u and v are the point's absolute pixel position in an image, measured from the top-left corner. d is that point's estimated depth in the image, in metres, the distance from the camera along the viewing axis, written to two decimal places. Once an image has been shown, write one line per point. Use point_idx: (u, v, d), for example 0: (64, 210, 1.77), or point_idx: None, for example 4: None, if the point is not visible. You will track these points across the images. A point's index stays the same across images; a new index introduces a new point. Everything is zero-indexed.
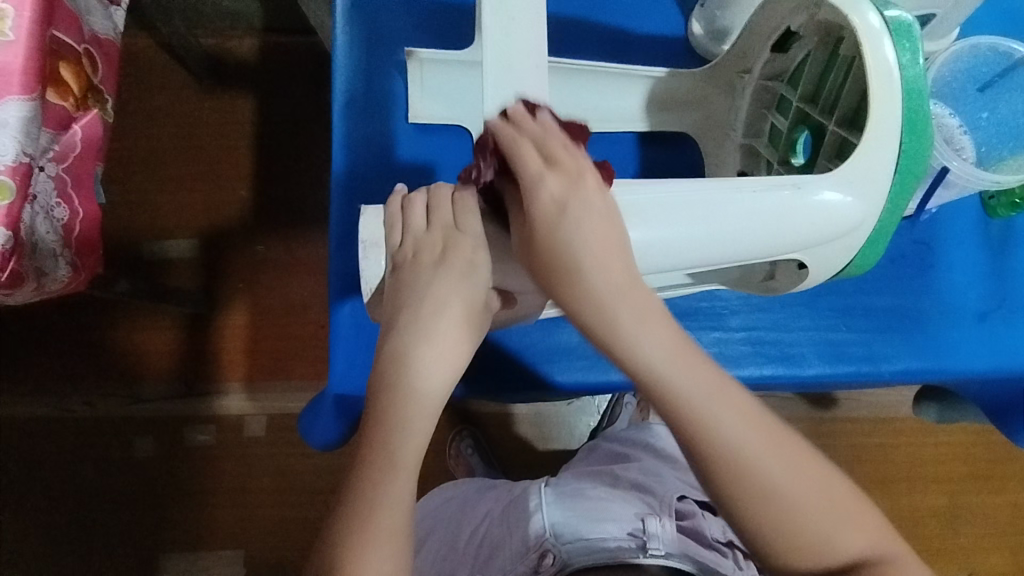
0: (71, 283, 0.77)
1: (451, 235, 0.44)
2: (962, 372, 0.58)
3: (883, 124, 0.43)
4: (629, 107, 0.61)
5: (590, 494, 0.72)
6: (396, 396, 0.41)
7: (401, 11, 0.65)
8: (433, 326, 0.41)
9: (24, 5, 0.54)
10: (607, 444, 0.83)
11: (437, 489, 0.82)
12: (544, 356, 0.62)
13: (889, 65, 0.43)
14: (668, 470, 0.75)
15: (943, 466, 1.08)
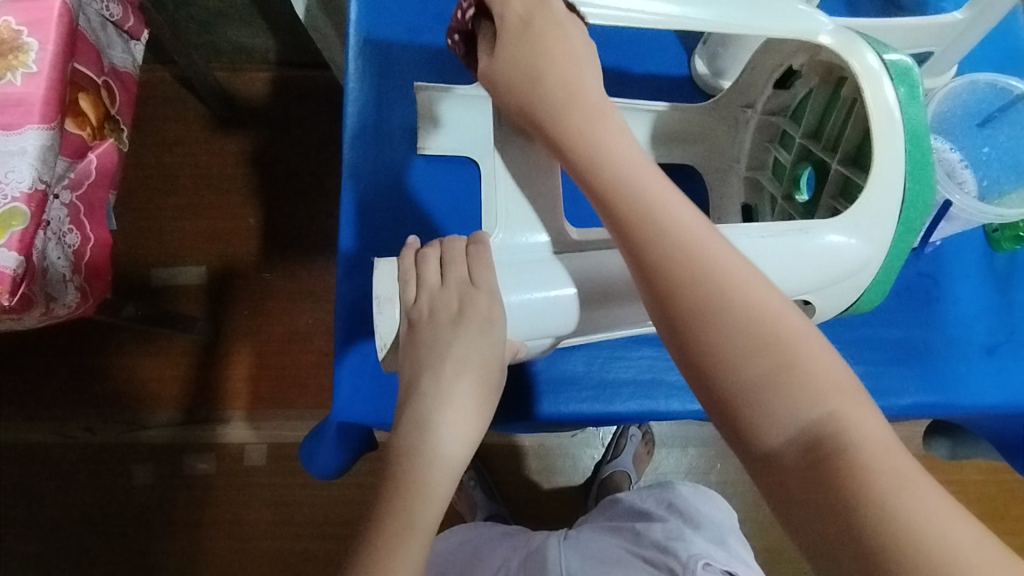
0: (80, 308, 0.78)
1: (466, 292, 0.45)
2: (973, 407, 0.57)
3: (887, 166, 0.42)
4: (635, 141, 0.60)
5: (606, 559, 0.69)
6: (418, 460, 0.42)
7: (410, 49, 0.66)
8: (457, 391, 0.43)
9: (48, 39, 0.56)
10: (628, 500, 0.79)
11: (451, 530, 0.80)
12: (547, 385, 0.60)
13: (890, 106, 0.43)
14: (694, 534, 0.69)
15: (955, 504, 1.05)
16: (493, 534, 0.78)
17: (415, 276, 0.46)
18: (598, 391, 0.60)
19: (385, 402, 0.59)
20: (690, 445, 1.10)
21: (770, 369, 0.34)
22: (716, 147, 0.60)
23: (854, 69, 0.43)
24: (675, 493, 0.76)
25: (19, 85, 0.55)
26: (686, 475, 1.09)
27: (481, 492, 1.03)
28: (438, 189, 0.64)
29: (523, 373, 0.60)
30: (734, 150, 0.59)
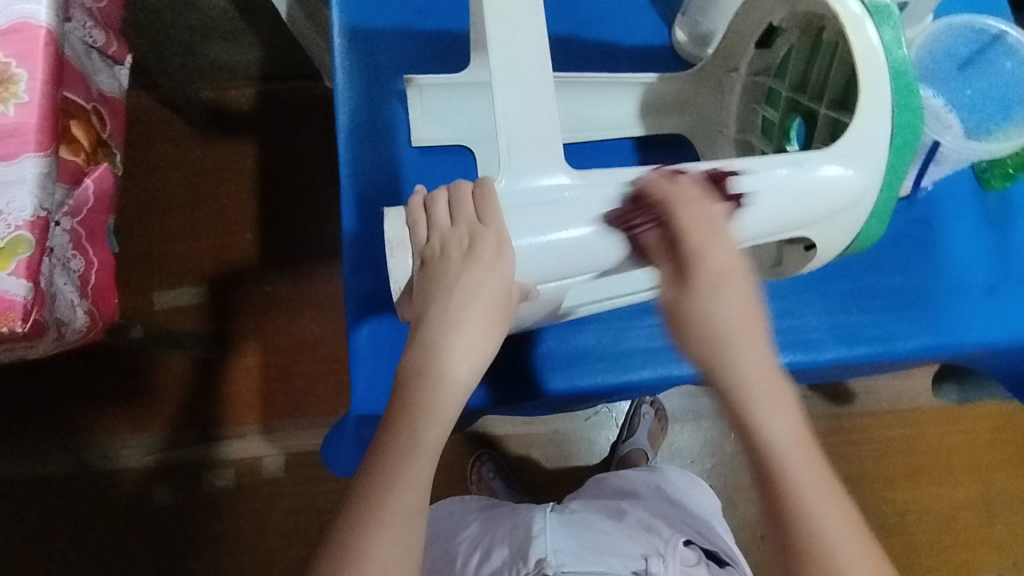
0: (90, 332, 0.79)
1: (475, 230, 0.42)
2: (978, 345, 0.58)
3: (874, 104, 0.43)
4: (622, 115, 0.62)
5: (596, 527, 0.70)
6: (425, 382, 0.40)
7: (395, 44, 0.67)
8: (467, 315, 0.41)
9: (36, 68, 0.56)
10: (615, 479, 0.84)
11: (440, 503, 0.82)
12: (562, 362, 0.61)
13: (872, 44, 0.43)
14: (674, 513, 0.74)
15: (969, 453, 1.07)
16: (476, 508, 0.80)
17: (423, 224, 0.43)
18: (605, 362, 0.61)
19: None
20: (704, 418, 1.12)
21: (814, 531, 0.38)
22: (703, 115, 0.61)
23: (837, 13, 0.44)
24: (660, 476, 0.82)
25: (13, 116, 0.55)
26: (702, 447, 1.11)
27: (500, 482, 1.03)
28: (435, 177, 0.64)
29: (529, 349, 0.61)
30: (721, 115, 0.60)
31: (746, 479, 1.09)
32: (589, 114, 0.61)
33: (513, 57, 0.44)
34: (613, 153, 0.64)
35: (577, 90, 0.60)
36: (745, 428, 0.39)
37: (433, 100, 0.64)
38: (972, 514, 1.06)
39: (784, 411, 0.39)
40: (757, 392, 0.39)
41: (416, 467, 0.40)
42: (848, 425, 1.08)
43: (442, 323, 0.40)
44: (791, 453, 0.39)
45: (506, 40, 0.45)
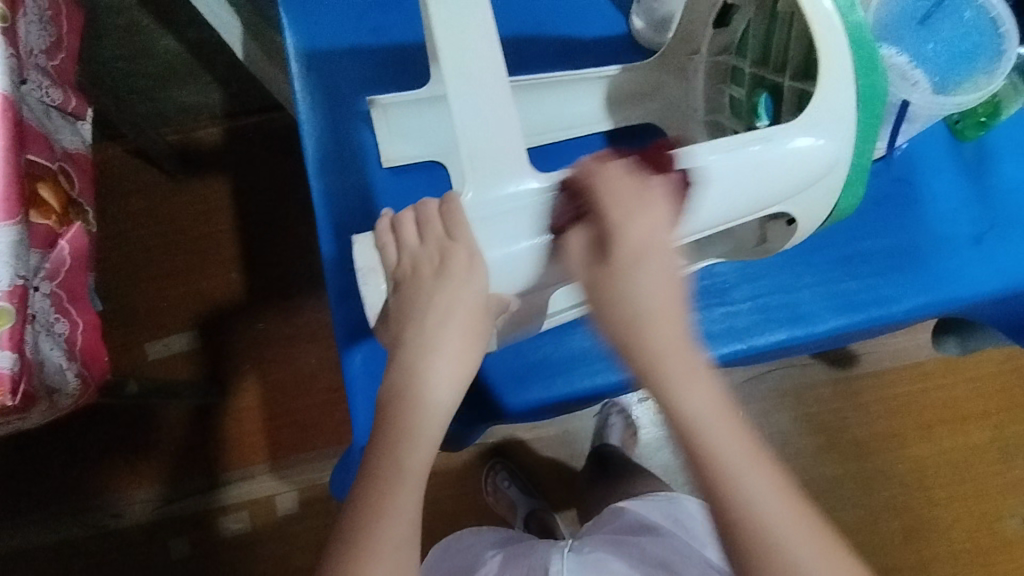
0: (83, 394, 0.78)
1: (446, 246, 0.42)
2: (971, 297, 0.58)
3: (835, 69, 0.42)
4: (589, 110, 0.62)
5: (612, 571, 0.68)
6: (406, 404, 0.40)
7: (354, 67, 0.66)
8: (446, 328, 0.40)
9: None
10: (630, 512, 0.80)
11: (459, 534, 0.83)
12: (560, 365, 0.60)
13: (828, 11, 0.42)
14: (694, 552, 0.71)
15: (979, 400, 1.07)
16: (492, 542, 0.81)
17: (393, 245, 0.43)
18: (606, 361, 0.60)
19: None
20: None
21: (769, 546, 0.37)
22: (670, 101, 0.60)
23: None
24: (679, 506, 0.80)
25: None
26: None
27: (517, 490, 1.03)
28: (411, 196, 0.64)
29: (529, 356, 0.60)
30: (689, 99, 0.59)
31: None
32: (556, 114, 0.61)
33: (467, 65, 0.43)
34: (585, 150, 0.64)
35: (542, 91, 0.60)
36: (663, 398, 0.39)
37: (398, 117, 0.62)
38: (989, 460, 1.06)
39: (701, 387, 0.39)
40: (675, 367, 0.39)
41: (404, 491, 0.39)
42: (855, 387, 1.08)
43: (422, 341, 0.40)
44: (710, 423, 0.39)
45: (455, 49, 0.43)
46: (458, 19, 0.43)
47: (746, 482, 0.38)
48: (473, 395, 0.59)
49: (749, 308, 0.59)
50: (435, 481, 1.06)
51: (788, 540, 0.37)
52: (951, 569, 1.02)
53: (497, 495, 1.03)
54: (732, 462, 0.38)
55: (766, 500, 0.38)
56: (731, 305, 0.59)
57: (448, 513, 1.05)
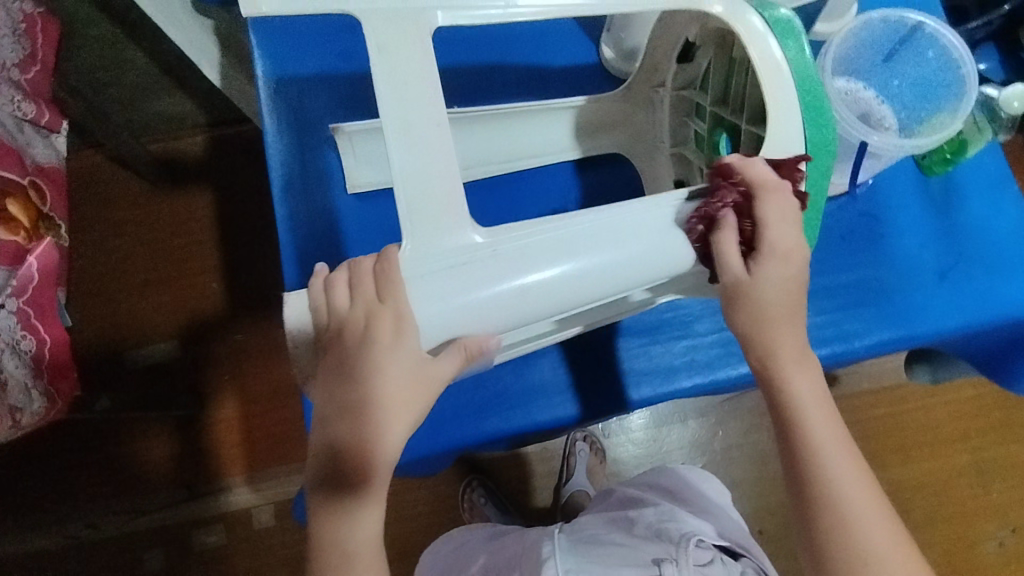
0: (49, 411, 0.77)
1: (373, 310, 0.41)
2: (934, 335, 0.58)
3: (785, 117, 0.43)
4: (557, 138, 0.61)
5: (603, 538, 0.69)
6: (344, 476, 0.43)
7: (322, 90, 0.66)
8: (381, 384, 0.41)
9: None
10: (620, 490, 0.82)
11: (453, 532, 0.83)
12: (520, 398, 0.59)
13: (777, 60, 0.43)
14: (686, 514, 0.71)
15: (957, 423, 1.07)
16: (484, 538, 0.80)
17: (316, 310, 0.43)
18: (566, 395, 0.59)
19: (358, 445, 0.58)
20: (690, 417, 1.11)
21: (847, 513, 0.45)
22: (636, 131, 0.61)
23: (740, 33, 0.44)
24: (668, 474, 0.82)
25: None
26: (692, 447, 1.10)
27: (493, 508, 1.02)
28: (375, 222, 0.64)
29: (489, 388, 0.59)
30: (654, 130, 0.59)
31: (739, 473, 1.09)
32: (524, 142, 0.60)
33: (408, 114, 0.44)
34: (551, 178, 0.63)
35: (506, 121, 0.59)
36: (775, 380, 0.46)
37: (361, 143, 0.62)
38: (967, 483, 1.05)
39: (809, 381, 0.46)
40: (787, 363, 0.45)
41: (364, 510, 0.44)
42: (834, 409, 1.07)
43: (361, 396, 0.41)
44: (810, 405, 0.46)
45: (401, 99, 0.44)
46: (404, 69, 0.44)
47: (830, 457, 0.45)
48: (431, 428, 0.58)
49: (712, 341, 0.60)
50: (412, 496, 1.06)
51: (863, 521, 0.45)
52: None
53: (473, 510, 1.02)
54: (821, 440, 0.45)
55: (847, 476, 0.45)
56: (692, 339, 0.60)
57: (424, 529, 1.05)
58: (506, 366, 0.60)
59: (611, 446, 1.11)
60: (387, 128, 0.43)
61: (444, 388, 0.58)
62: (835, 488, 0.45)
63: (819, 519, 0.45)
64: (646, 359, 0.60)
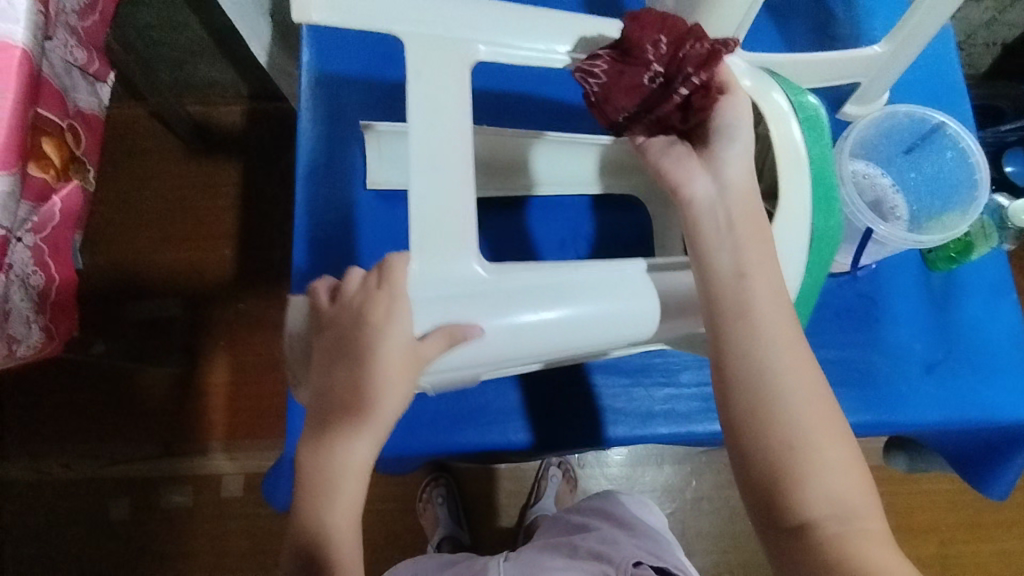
0: (45, 346, 0.79)
1: (370, 311, 0.44)
2: (913, 425, 0.58)
3: (795, 201, 0.45)
4: (581, 172, 0.63)
5: (548, 565, 0.70)
6: (327, 458, 0.46)
7: (361, 88, 0.68)
8: (361, 372, 0.44)
9: (7, 87, 0.56)
10: (569, 516, 0.83)
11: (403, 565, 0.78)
12: (493, 416, 0.60)
13: (797, 144, 0.46)
14: (625, 536, 0.74)
15: (931, 514, 1.06)
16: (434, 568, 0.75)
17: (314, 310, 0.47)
18: (544, 423, 0.60)
19: None
20: (666, 462, 1.11)
21: (793, 466, 0.41)
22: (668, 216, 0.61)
23: (765, 112, 0.46)
24: (613, 501, 0.82)
25: None
26: (663, 492, 1.10)
27: (446, 509, 1.04)
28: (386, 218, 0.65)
29: (469, 401, 0.60)
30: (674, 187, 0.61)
31: (705, 526, 1.09)
32: (550, 169, 0.63)
33: (438, 141, 0.46)
34: (564, 209, 0.66)
35: (536, 148, 0.61)
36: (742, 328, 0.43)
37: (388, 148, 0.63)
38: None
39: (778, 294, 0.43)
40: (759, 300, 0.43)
41: (341, 477, 0.46)
42: None
43: (357, 373, 0.44)
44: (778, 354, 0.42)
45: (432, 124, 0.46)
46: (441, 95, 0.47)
47: (793, 407, 0.42)
48: (406, 429, 0.59)
49: (693, 394, 0.61)
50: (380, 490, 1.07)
51: (810, 429, 0.42)
52: None
53: (427, 505, 1.04)
54: (785, 393, 0.42)
55: (810, 424, 0.42)
56: (676, 387, 0.61)
57: (386, 525, 1.06)
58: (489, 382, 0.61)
59: (584, 477, 1.11)
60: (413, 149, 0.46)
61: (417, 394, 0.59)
62: (783, 396, 0.42)
63: (773, 481, 0.41)
64: (626, 400, 0.61)
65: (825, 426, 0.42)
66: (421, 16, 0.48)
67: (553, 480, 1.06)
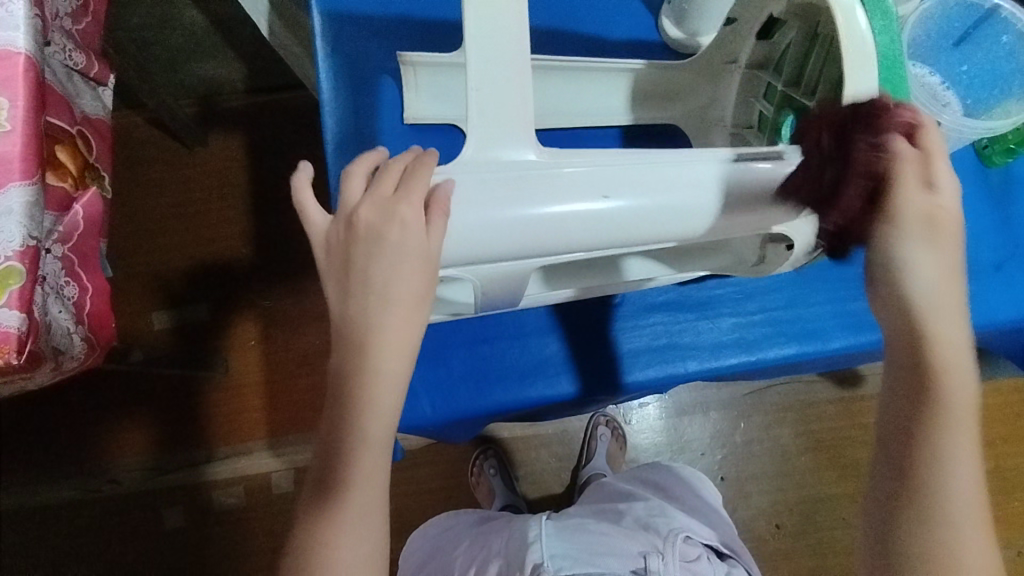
0: (88, 359, 0.76)
1: (390, 199, 0.39)
2: (985, 326, 0.58)
3: (861, 84, 0.41)
4: (612, 102, 0.61)
5: (591, 528, 0.67)
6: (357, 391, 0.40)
7: (378, 47, 0.65)
8: (372, 251, 0.39)
9: (17, 93, 0.52)
10: (613, 483, 0.81)
11: (435, 518, 0.81)
12: (552, 366, 0.59)
13: (862, 31, 0.41)
14: (674, 507, 0.71)
15: (986, 428, 1.06)
16: (469, 523, 0.79)
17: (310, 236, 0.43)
18: (578, 365, 0.59)
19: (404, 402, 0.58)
20: (712, 409, 1.10)
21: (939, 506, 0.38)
22: (702, 64, 0.57)
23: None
24: (662, 471, 0.80)
25: None
26: (712, 439, 1.09)
27: (500, 480, 1.03)
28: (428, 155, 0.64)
29: (535, 353, 0.60)
30: (716, 108, 0.58)
31: (758, 468, 1.08)
32: (583, 103, 0.60)
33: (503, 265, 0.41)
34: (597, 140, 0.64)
35: (579, 76, 0.59)
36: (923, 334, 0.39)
37: (426, 78, 0.62)
38: (991, 490, 1.05)
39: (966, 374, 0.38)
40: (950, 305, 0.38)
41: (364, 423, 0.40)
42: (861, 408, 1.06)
43: (366, 248, 0.39)
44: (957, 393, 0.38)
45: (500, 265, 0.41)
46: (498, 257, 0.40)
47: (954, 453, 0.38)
48: (475, 388, 0.58)
49: (761, 321, 0.60)
50: (428, 470, 1.06)
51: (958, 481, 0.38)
52: None
53: (480, 478, 1.03)
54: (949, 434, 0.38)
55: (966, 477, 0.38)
56: (742, 315, 0.60)
57: (439, 504, 1.05)
58: (549, 329, 0.60)
59: (631, 433, 1.11)
60: (479, 270, 0.41)
61: (471, 337, 0.60)
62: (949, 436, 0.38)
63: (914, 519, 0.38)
64: (694, 335, 0.60)
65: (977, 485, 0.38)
66: (473, 198, 0.38)
67: (603, 438, 1.05)
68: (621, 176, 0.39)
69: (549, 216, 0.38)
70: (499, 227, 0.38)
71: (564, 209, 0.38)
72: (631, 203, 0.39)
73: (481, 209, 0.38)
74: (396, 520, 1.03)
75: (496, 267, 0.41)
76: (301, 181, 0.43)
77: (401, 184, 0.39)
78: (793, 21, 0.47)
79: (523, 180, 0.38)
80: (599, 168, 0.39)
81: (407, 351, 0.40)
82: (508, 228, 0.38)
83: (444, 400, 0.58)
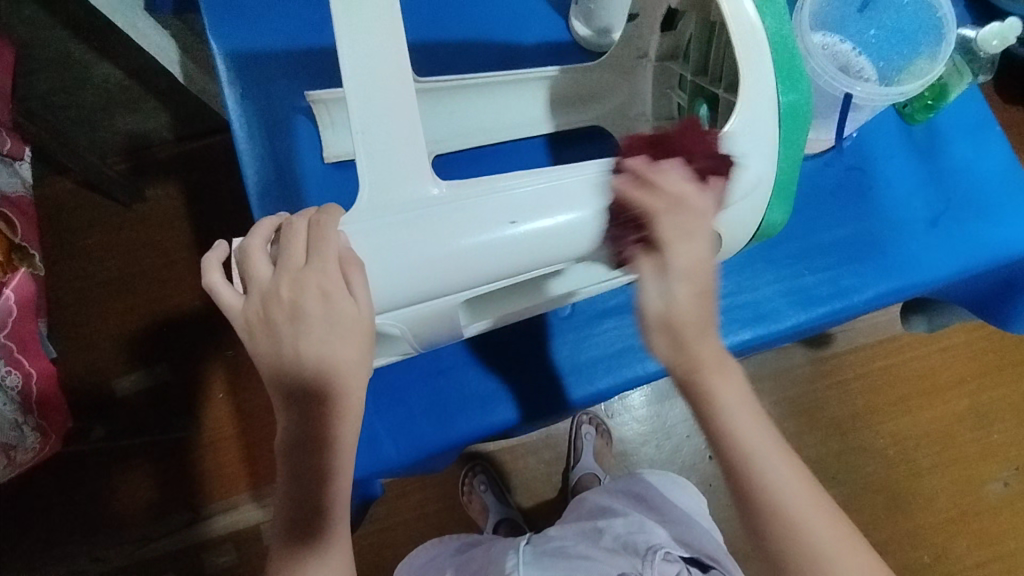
0: (44, 446, 0.73)
1: (300, 273, 0.37)
2: (928, 282, 0.59)
3: (755, 72, 0.42)
4: (532, 113, 0.60)
5: (570, 553, 0.67)
6: (323, 452, 0.42)
7: (290, 85, 0.63)
8: (303, 333, 0.38)
9: None
10: (594, 498, 0.79)
11: (418, 549, 0.79)
12: (526, 384, 0.60)
13: (750, 20, 0.42)
14: (653, 522, 0.71)
15: (956, 368, 1.08)
16: (453, 551, 0.78)
17: (230, 317, 0.41)
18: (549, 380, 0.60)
19: (389, 435, 0.58)
20: None
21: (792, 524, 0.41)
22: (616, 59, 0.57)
23: None
24: (636, 480, 0.80)
25: None
26: None
27: (492, 495, 1.03)
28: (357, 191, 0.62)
29: (494, 377, 0.60)
30: (635, 104, 0.58)
31: None
32: (505, 116, 0.59)
33: (429, 305, 0.40)
34: (525, 153, 0.64)
35: (494, 90, 0.58)
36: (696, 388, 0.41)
37: (339, 113, 0.60)
38: (968, 428, 1.07)
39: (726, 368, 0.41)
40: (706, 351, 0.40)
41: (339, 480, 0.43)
42: (834, 366, 1.08)
43: (293, 336, 0.38)
44: (749, 431, 0.41)
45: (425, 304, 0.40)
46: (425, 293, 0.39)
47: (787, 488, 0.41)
48: (439, 421, 0.59)
49: None
50: (418, 497, 1.04)
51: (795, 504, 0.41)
52: (936, 538, 1.04)
53: (471, 496, 1.03)
54: (763, 465, 0.41)
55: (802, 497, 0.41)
56: None
57: (434, 529, 1.03)
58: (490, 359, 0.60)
59: (615, 427, 1.11)
60: (403, 313, 0.40)
61: (435, 364, 0.60)
62: (769, 477, 0.41)
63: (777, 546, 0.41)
64: None
65: (816, 500, 0.42)
66: (392, 245, 0.37)
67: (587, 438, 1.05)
68: (563, 193, 0.39)
69: (487, 243, 0.38)
70: (415, 267, 0.37)
71: (498, 234, 0.38)
72: (579, 216, 0.39)
73: (394, 249, 0.37)
74: (394, 552, 1.02)
75: (422, 307, 0.40)
76: (211, 260, 0.41)
77: (312, 248, 0.37)
78: (691, 10, 0.48)
79: (438, 223, 0.38)
80: (538, 190, 0.39)
81: (357, 415, 0.41)
82: (418, 266, 0.37)
83: (408, 441, 0.58)
